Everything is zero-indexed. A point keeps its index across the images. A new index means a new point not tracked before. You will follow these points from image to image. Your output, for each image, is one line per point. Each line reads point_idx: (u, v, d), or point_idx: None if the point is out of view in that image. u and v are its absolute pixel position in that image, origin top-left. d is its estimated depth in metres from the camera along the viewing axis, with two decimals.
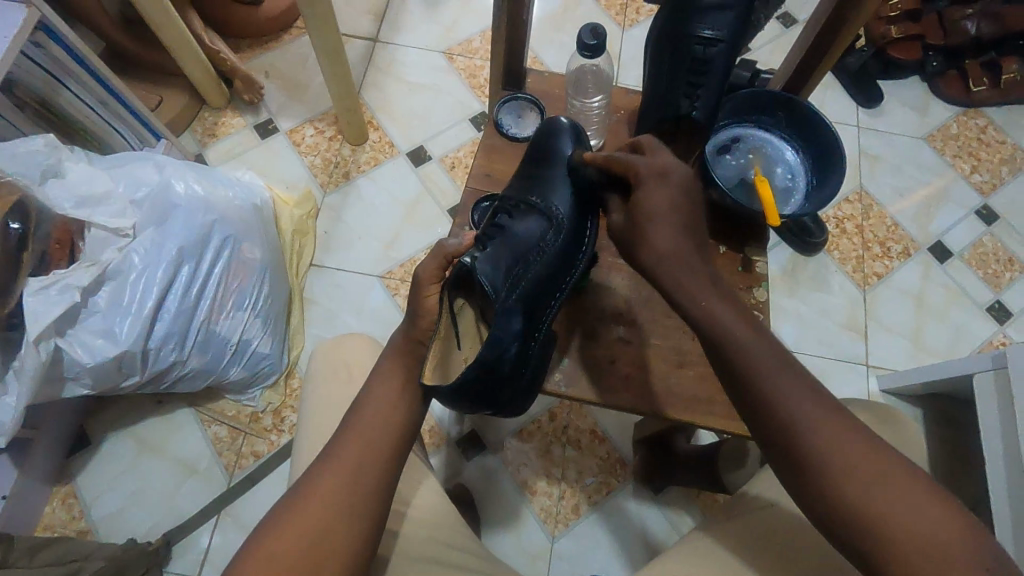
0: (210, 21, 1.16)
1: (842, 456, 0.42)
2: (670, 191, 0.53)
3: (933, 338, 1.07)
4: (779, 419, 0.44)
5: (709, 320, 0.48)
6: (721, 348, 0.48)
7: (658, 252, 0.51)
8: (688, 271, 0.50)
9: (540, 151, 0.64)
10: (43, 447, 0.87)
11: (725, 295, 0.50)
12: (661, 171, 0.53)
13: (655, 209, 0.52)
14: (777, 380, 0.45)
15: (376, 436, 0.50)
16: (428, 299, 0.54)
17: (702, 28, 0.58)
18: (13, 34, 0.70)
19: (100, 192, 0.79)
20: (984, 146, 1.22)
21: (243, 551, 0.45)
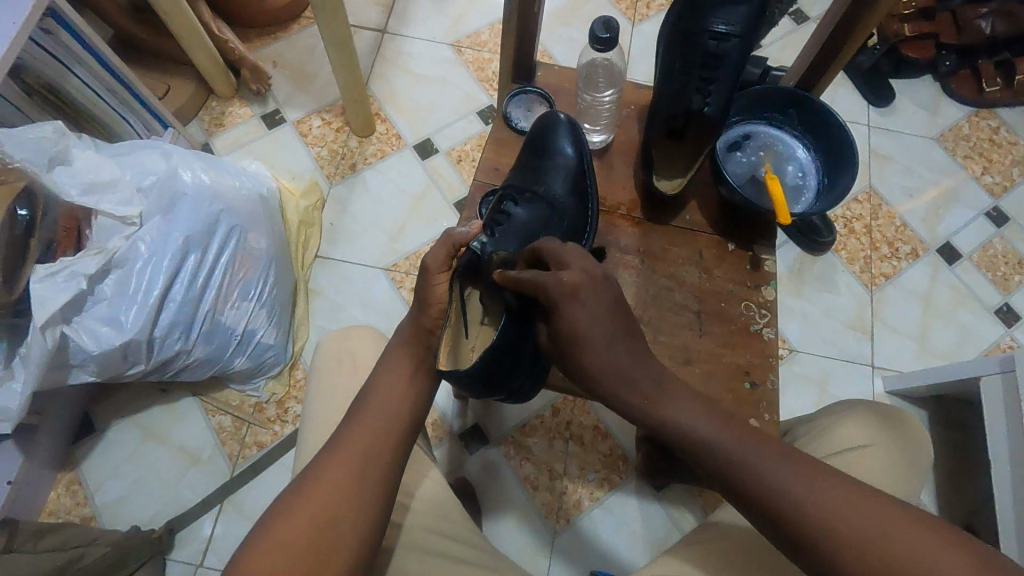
0: (218, 10, 1.15)
1: (843, 523, 0.41)
2: (587, 307, 0.50)
3: (940, 340, 1.06)
4: (771, 503, 0.43)
5: (673, 419, 0.49)
6: (695, 450, 0.47)
7: (594, 368, 0.50)
8: (634, 388, 0.50)
9: (537, 141, 0.65)
10: (48, 433, 0.87)
11: (672, 391, 0.50)
12: (570, 289, 0.49)
13: (585, 319, 0.50)
14: (757, 463, 0.45)
15: (383, 429, 0.50)
16: (436, 288, 0.54)
17: (716, 23, 0.57)
18: (21, 20, 0.70)
19: (106, 179, 0.79)
20: (996, 148, 1.21)
21: (251, 540, 0.45)
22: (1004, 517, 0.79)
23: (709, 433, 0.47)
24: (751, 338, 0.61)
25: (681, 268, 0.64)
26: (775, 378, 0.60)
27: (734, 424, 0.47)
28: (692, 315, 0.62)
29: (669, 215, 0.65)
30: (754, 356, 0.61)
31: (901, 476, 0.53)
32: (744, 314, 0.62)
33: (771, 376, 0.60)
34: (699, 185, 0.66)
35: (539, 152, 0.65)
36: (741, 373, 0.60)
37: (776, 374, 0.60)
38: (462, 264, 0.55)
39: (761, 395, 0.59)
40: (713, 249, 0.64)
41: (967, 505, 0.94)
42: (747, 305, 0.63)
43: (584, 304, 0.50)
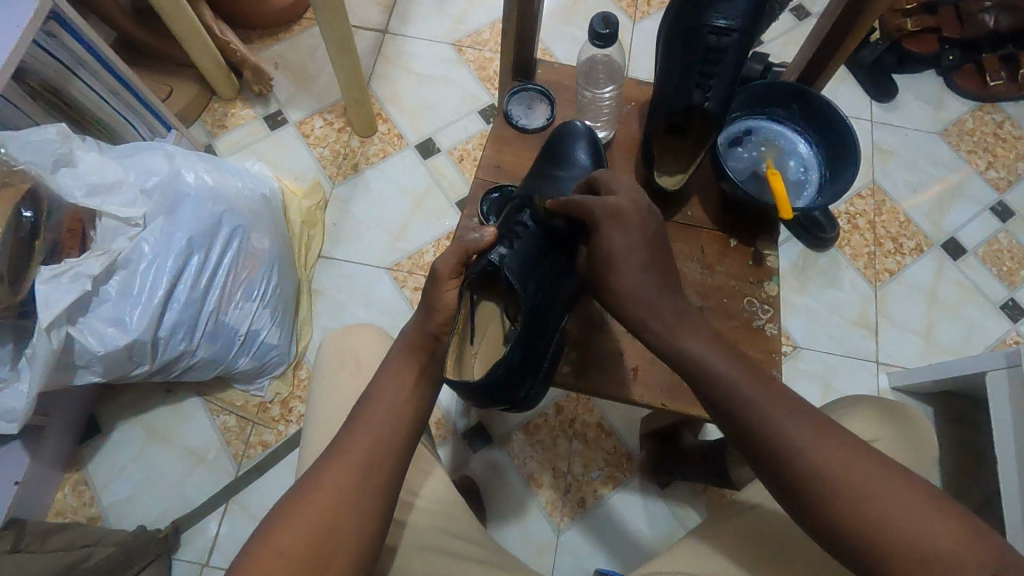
0: (220, 12, 1.16)
1: (841, 477, 0.41)
2: (629, 229, 0.53)
3: (945, 336, 1.06)
4: (771, 447, 0.43)
5: (686, 348, 0.49)
6: (703, 380, 0.47)
7: (623, 288, 0.52)
8: (655, 310, 0.51)
9: (551, 148, 0.65)
10: (55, 434, 0.88)
11: (692, 325, 0.50)
12: (616, 212, 0.53)
13: (623, 243, 0.53)
14: (764, 407, 0.44)
15: (388, 428, 0.50)
16: (446, 295, 0.55)
17: (716, 17, 0.57)
18: (25, 23, 0.71)
19: (110, 180, 0.80)
20: (1001, 142, 1.20)
21: (256, 537, 0.45)
22: (1011, 512, 0.78)
23: (721, 367, 0.47)
24: (754, 333, 0.61)
25: (683, 265, 0.63)
26: (779, 374, 0.60)
27: (749, 365, 0.47)
28: (695, 311, 0.62)
29: (671, 212, 0.65)
30: (757, 352, 0.61)
31: (902, 469, 0.53)
32: (747, 310, 0.62)
33: (774, 371, 0.60)
34: (700, 181, 0.66)
35: (551, 159, 0.65)
36: None
37: (779, 370, 0.60)
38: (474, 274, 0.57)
39: None
40: (715, 245, 0.64)
41: (972, 502, 0.93)
42: (750, 301, 0.62)
43: (627, 227, 0.53)
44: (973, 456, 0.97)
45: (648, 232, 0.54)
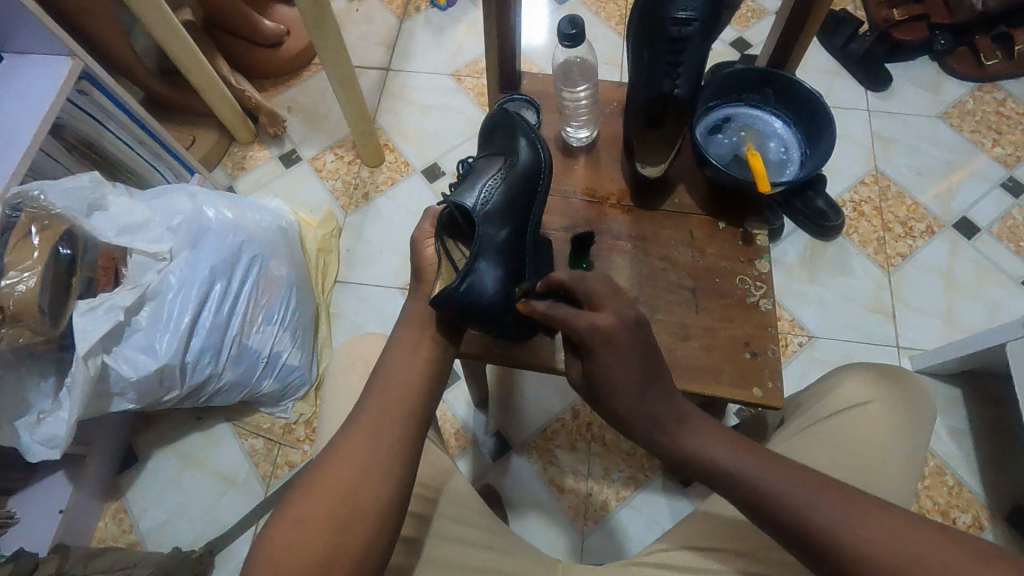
0: (236, 65, 1.25)
1: (876, 549, 0.40)
2: (621, 354, 0.49)
3: (966, 316, 1.04)
4: (808, 535, 0.43)
5: (698, 450, 0.48)
6: (719, 476, 0.47)
7: (620, 413, 0.50)
8: (654, 424, 0.49)
9: (500, 118, 0.68)
10: (96, 463, 0.93)
11: (693, 424, 0.49)
12: (606, 338, 0.49)
13: (618, 370, 0.49)
14: (789, 493, 0.44)
15: (397, 400, 0.53)
16: (426, 248, 0.61)
17: (677, 11, 0.61)
18: (59, 83, 0.79)
19: (139, 221, 0.86)
20: (1005, 120, 1.19)
21: (285, 509, 0.48)
22: None
23: (741, 466, 0.46)
24: (748, 309, 0.62)
25: (674, 249, 0.65)
26: (775, 347, 0.61)
27: (758, 452, 0.47)
28: (688, 293, 0.63)
29: (658, 200, 0.68)
30: (753, 327, 0.61)
31: (898, 434, 0.53)
32: (740, 288, 0.63)
33: (771, 344, 0.61)
34: (683, 170, 0.69)
35: (497, 132, 0.68)
36: (741, 343, 0.61)
37: (775, 343, 0.61)
38: (443, 225, 0.62)
39: (763, 364, 0.60)
40: (704, 229, 0.66)
41: (1014, 485, 0.90)
42: (742, 279, 0.64)
43: (621, 351, 0.49)
44: (1007, 437, 0.94)
45: (640, 349, 0.50)
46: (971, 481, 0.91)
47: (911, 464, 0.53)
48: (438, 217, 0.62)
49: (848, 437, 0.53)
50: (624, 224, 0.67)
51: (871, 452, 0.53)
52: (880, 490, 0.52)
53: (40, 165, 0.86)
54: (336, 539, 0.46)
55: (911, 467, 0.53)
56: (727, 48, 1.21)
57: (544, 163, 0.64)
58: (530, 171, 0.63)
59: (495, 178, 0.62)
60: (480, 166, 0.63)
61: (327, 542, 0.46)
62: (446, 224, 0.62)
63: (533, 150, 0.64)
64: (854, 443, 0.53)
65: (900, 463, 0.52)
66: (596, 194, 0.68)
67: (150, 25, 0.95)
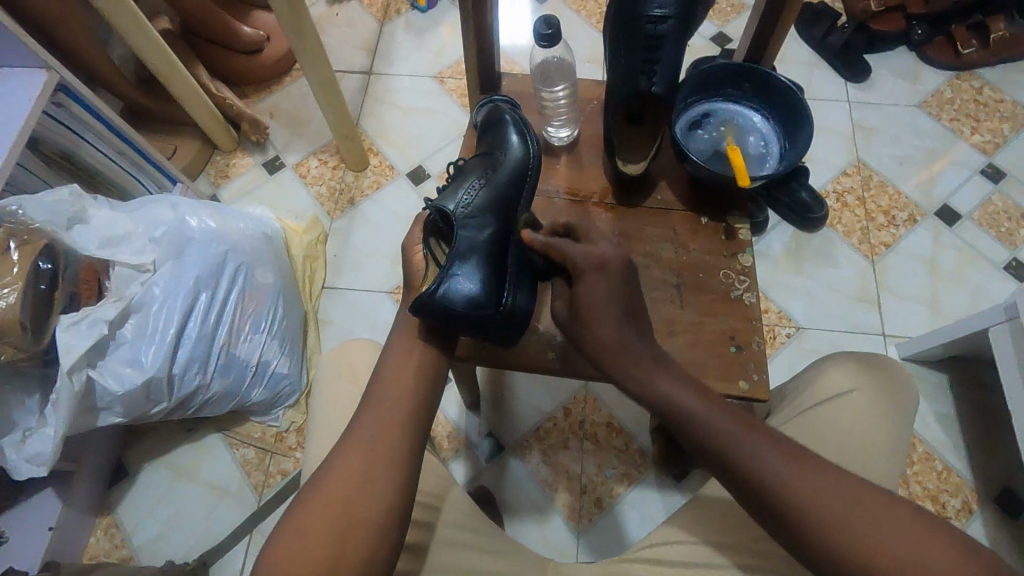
0: (216, 72, 1.24)
1: (821, 504, 0.42)
2: (611, 277, 0.54)
3: (950, 302, 1.05)
4: (759, 485, 0.44)
5: (666, 395, 0.51)
6: (685, 424, 0.49)
7: (602, 336, 0.53)
8: (635, 359, 0.53)
9: (490, 118, 0.68)
10: (85, 478, 0.92)
11: (668, 371, 0.52)
12: (600, 260, 0.55)
13: (604, 293, 0.54)
14: (749, 448, 0.45)
15: (389, 410, 0.53)
16: (415, 254, 0.61)
17: (653, 7, 0.60)
18: (35, 96, 0.78)
19: (121, 232, 0.85)
20: (982, 107, 1.20)
21: (282, 525, 0.47)
22: None
23: (706, 414, 0.48)
24: (732, 303, 0.63)
25: (657, 246, 0.66)
26: (760, 340, 0.61)
27: (726, 406, 0.49)
28: (672, 288, 0.64)
29: (641, 197, 0.68)
30: (738, 320, 0.62)
31: (882, 421, 0.54)
32: (724, 282, 0.64)
33: (756, 337, 0.61)
34: (664, 166, 0.69)
35: (487, 130, 0.67)
36: (726, 337, 0.61)
37: (760, 336, 0.61)
38: (429, 229, 0.63)
39: (748, 357, 0.60)
40: (687, 224, 0.67)
41: (1002, 467, 0.91)
42: (725, 273, 0.64)
43: (610, 278, 0.54)
44: (993, 420, 0.95)
45: (625, 282, 0.55)
46: (960, 466, 0.92)
47: (896, 453, 0.53)
48: (425, 223, 0.62)
49: (833, 426, 0.54)
50: (608, 222, 0.67)
51: (857, 441, 0.53)
52: (865, 479, 0.52)
53: (18, 179, 0.85)
54: (331, 552, 0.45)
55: (897, 454, 0.53)
56: (707, 44, 1.21)
57: (531, 161, 0.64)
58: (516, 169, 0.63)
59: (478, 180, 0.62)
60: (464, 170, 0.64)
61: (322, 557, 0.45)
62: (432, 227, 0.63)
63: (523, 148, 0.64)
64: (838, 432, 0.54)
65: (885, 452, 0.53)
66: (579, 193, 0.69)
67: (126, 34, 0.94)
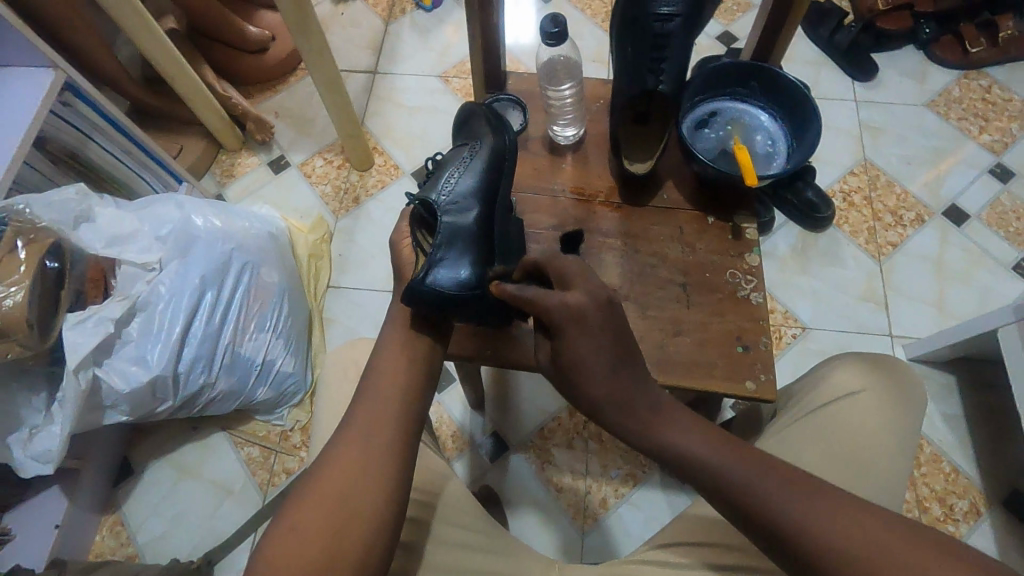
0: (222, 72, 1.24)
1: (835, 543, 0.41)
2: (593, 332, 0.49)
3: (958, 303, 1.04)
4: (773, 527, 0.43)
5: (671, 443, 0.48)
6: (693, 470, 0.47)
7: (597, 396, 0.50)
8: (631, 412, 0.49)
9: (466, 108, 0.68)
10: (91, 477, 0.92)
11: (667, 416, 0.50)
12: (575, 313, 0.49)
13: (586, 348, 0.49)
14: (757, 488, 0.44)
15: (389, 406, 0.52)
16: (404, 249, 0.63)
17: (659, 5, 0.60)
18: (43, 95, 0.79)
19: (128, 231, 0.86)
20: (991, 106, 1.20)
21: (279, 519, 0.47)
22: None
23: (711, 455, 0.47)
24: (739, 303, 0.62)
25: (663, 245, 0.65)
26: (768, 340, 0.61)
27: (729, 445, 0.47)
28: (678, 288, 0.63)
29: (647, 196, 0.68)
30: (745, 320, 0.62)
31: (890, 423, 0.53)
32: (731, 282, 0.63)
33: (763, 337, 0.61)
34: (670, 165, 0.69)
35: (465, 119, 0.68)
36: (733, 337, 0.61)
37: (768, 336, 0.61)
38: (416, 222, 0.63)
39: (755, 358, 0.60)
40: (694, 224, 0.66)
41: (1011, 470, 0.91)
42: (732, 272, 0.64)
43: (592, 331, 0.49)
44: (1002, 422, 0.94)
45: (609, 329, 0.49)
46: (968, 468, 0.91)
47: (903, 452, 0.53)
48: (410, 214, 0.63)
49: (841, 428, 0.54)
50: (614, 221, 0.67)
51: (864, 443, 0.53)
52: (871, 482, 0.52)
53: (26, 178, 0.86)
54: (329, 547, 0.45)
55: (903, 456, 0.53)
56: (713, 43, 1.21)
57: (509, 143, 0.64)
58: (494, 151, 0.63)
59: (456, 168, 0.62)
60: (443, 161, 0.63)
61: (320, 551, 0.45)
62: (418, 219, 0.63)
63: (500, 130, 0.64)
64: (845, 434, 0.53)
65: (893, 453, 0.53)
66: (585, 192, 0.68)
67: (132, 33, 0.94)
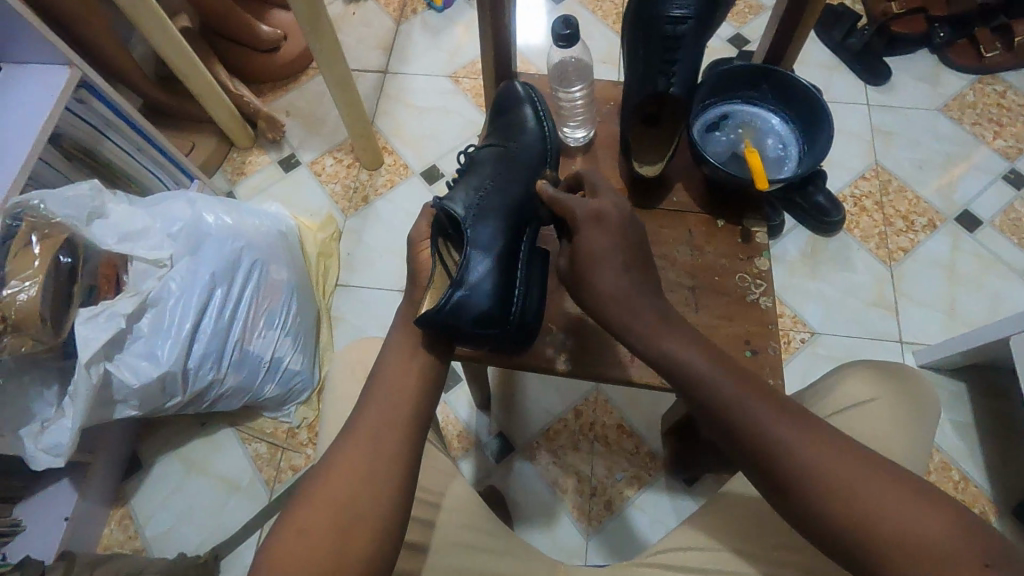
0: (234, 70, 1.25)
1: (822, 470, 0.41)
2: (609, 230, 0.53)
3: (969, 309, 1.03)
4: (762, 448, 0.44)
5: (669, 350, 0.49)
6: (688, 382, 0.48)
7: (602, 292, 0.52)
8: (638, 315, 0.50)
9: (501, 117, 0.69)
10: (101, 470, 0.93)
11: (671, 325, 0.50)
12: (598, 213, 0.54)
13: (603, 244, 0.53)
14: (750, 407, 0.45)
15: (395, 407, 0.53)
16: (422, 254, 0.61)
17: (673, 8, 0.61)
18: (58, 92, 0.80)
19: (140, 228, 0.87)
20: (1005, 112, 1.18)
21: (285, 518, 0.48)
22: None
23: (706, 372, 0.47)
24: (748, 307, 0.62)
25: (672, 248, 0.65)
26: (777, 345, 0.60)
27: (725, 363, 0.48)
28: (687, 291, 0.63)
29: (657, 199, 0.68)
30: (754, 325, 0.61)
31: (901, 430, 0.53)
32: (740, 286, 0.63)
33: (772, 342, 0.61)
34: (681, 169, 0.69)
35: (499, 128, 0.69)
36: (742, 342, 0.61)
37: (777, 341, 0.61)
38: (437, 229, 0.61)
39: (764, 362, 0.60)
40: (703, 227, 0.66)
41: (1022, 479, 0.90)
42: (741, 277, 0.64)
43: (609, 230, 0.53)
44: (1012, 430, 0.93)
45: (628, 235, 0.54)
46: (978, 476, 0.91)
47: (914, 463, 0.53)
48: (432, 223, 0.61)
49: (851, 435, 0.53)
50: None
51: (874, 451, 0.52)
52: None
53: (41, 173, 0.87)
54: (334, 547, 0.46)
55: (914, 465, 0.53)
56: (724, 45, 1.20)
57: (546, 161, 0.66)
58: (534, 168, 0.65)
59: (489, 181, 0.63)
60: (477, 171, 0.64)
61: (325, 553, 0.45)
62: (440, 228, 0.61)
63: (537, 146, 0.66)
64: (856, 440, 0.53)
65: (904, 462, 0.52)
66: None
67: (147, 32, 0.95)
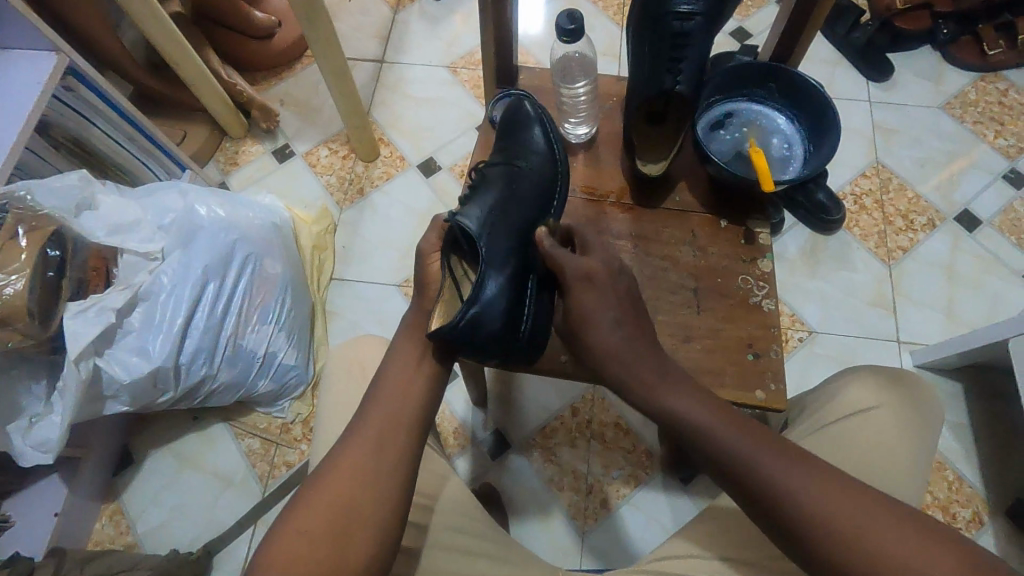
0: (227, 57, 1.22)
1: (832, 518, 0.42)
2: (602, 291, 0.53)
3: (967, 309, 1.03)
4: (771, 497, 0.43)
5: (671, 406, 0.49)
6: (695, 439, 0.47)
7: (598, 348, 0.52)
8: (639, 374, 0.50)
9: (512, 122, 0.67)
10: (91, 465, 0.92)
11: (675, 386, 0.50)
12: (587, 277, 0.53)
13: (595, 304, 0.52)
14: (757, 457, 0.45)
15: (394, 409, 0.52)
16: (432, 265, 0.59)
17: (681, 3, 0.58)
18: (44, 79, 0.77)
19: (130, 220, 0.84)
20: (1007, 110, 1.18)
21: (280, 521, 0.47)
22: None
23: (711, 423, 0.47)
24: (751, 309, 0.61)
25: (674, 249, 0.64)
26: (779, 349, 0.60)
27: (729, 414, 0.47)
28: (689, 293, 0.62)
29: (660, 198, 0.67)
30: (756, 328, 0.61)
31: (904, 439, 0.52)
32: (743, 288, 0.62)
33: (775, 345, 0.60)
34: (684, 167, 0.68)
35: (509, 134, 0.67)
36: (744, 345, 0.60)
37: (779, 345, 0.60)
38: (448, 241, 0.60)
39: (766, 366, 0.59)
40: (706, 227, 0.65)
41: (1016, 480, 0.90)
42: (744, 278, 0.63)
43: (601, 289, 0.53)
44: (1008, 431, 0.93)
45: (621, 290, 0.54)
46: (973, 477, 0.91)
47: (917, 471, 0.52)
48: (444, 234, 0.60)
49: (853, 444, 0.53)
50: (625, 223, 0.65)
51: (876, 460, 0.52)
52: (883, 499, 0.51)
53: (27, 162, 0.84)
54: (330, 552, 0.45)
55: (918, 474, 0.52)
56: (727, 38, 1.19)
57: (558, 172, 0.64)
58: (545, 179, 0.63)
59: (501, 193, 0.61)
60: (487, 181, 0.62)
61: (321, 559, 0.45)
62: (451, 241, 0.60)
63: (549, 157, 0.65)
64: (857, 449, 0.52)
65: (907, 472, 0.52)
66: (596, 192, 0.67)
67: (137, 17, 0.93)
